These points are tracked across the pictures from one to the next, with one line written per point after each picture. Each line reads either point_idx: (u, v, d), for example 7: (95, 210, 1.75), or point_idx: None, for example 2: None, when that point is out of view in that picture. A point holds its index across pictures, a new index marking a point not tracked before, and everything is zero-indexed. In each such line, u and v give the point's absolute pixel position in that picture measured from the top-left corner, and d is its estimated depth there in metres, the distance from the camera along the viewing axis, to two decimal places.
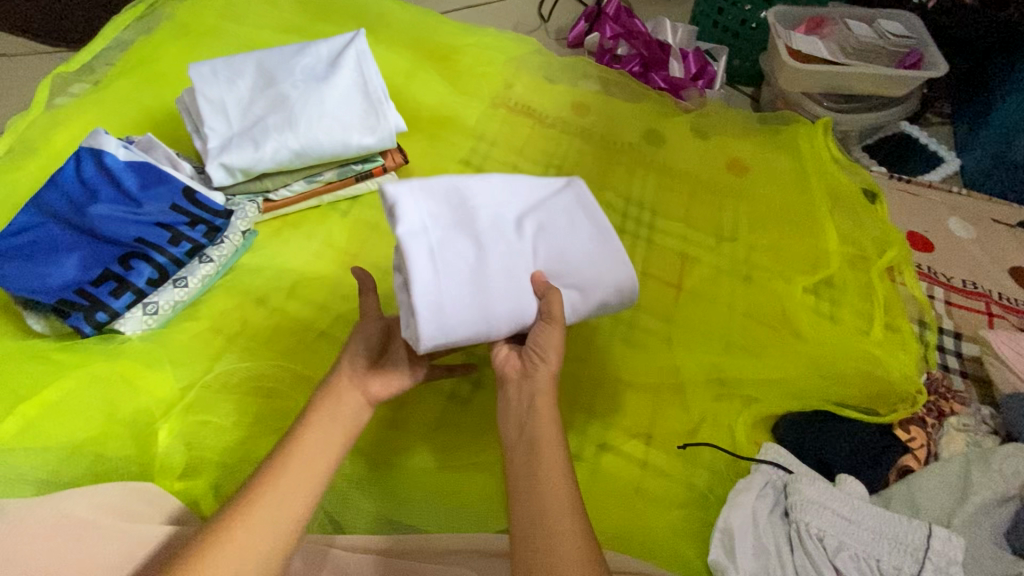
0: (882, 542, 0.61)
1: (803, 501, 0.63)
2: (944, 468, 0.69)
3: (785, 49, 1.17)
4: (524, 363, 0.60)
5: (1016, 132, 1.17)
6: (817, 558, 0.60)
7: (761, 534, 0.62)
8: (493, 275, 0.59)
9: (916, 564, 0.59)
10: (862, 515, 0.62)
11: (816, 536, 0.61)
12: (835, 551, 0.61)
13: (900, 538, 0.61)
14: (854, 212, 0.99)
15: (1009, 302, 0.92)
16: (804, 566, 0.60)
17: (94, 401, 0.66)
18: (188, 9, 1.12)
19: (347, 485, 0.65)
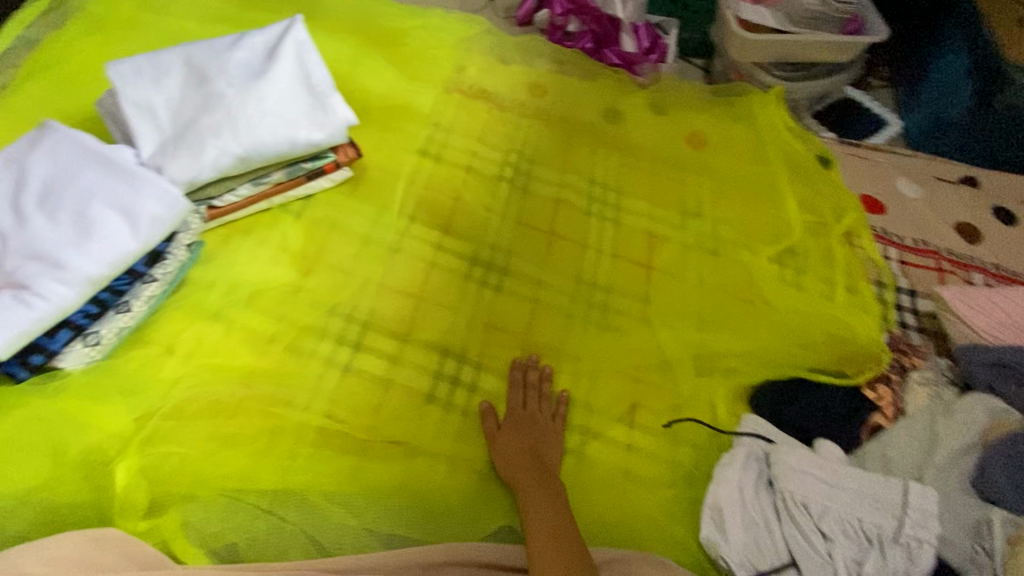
0: (862, 502, 0.62)
1: (783, 470, 0.64)
2: (911, 424, 0.72)
3: (734, 19, 1.18)
4: (508, 420, 0.71)
5: (952, 92, 1.23)
6: (803, 524, 0.61)
7: (747, 507, 0.63)
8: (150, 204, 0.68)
9: (896, 519, 0.60)
10: (842, 478, 0.63)
11: (799, 502, 0.62)
12: (820, 517, 0.61)
13: (879, 496, 0.62)
14: (809, 180, 1.01)
15: (956, 257, 0.97)
16: (792, 534, 0.61)
17: (39, 442, 0.60)
18: (100, 0, 1.02)
19: (330, 502, 0.62)
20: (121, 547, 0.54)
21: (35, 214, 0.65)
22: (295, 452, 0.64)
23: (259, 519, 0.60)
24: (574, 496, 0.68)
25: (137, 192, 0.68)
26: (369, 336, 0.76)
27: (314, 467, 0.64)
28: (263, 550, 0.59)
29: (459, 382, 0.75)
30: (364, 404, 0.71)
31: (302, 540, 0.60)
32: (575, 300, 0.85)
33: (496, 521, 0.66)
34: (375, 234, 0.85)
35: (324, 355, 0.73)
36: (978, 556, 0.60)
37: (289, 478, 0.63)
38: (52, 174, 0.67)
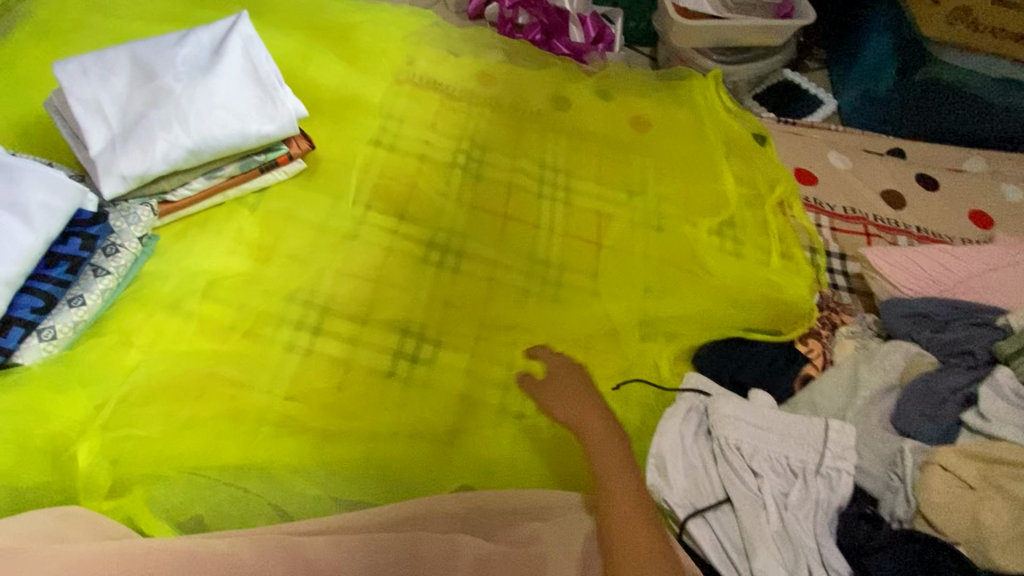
0: (789, 442, 0.67)
1: (719, 417, 0.69)
2: (837, 372, 0.77)
3: (672, 7, 1.23)
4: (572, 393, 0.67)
5: (880, 70, 1.28)
6: (737, 465, 0.66)
7: (686, 453, 0.68)
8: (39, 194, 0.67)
9: (818, 454, 0.66)
10: (771, 422, 0.68)
11: (732, 446, 0.68)
12: (752, 457, 0.67)
13: (805, 435, 0.67)
14: (746, 156, 1.07)
15: (883, 222, 1.04)
16: (727, 475, 0.66)
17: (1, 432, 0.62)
18: (45, 5, 1.02)
19: (293, 475, 0.65)
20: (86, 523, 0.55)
21: None
22: (260, 427, 0.67)
23: (224, 492, 0.62)
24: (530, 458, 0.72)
25: (21, 187, 0.67)
26: (328, 319, 0.79)
27: (277, 443, 0.67)
28: (229, 520, 0.61)
29: (417, 359, 0.78)
30: (325, 383, 0.73)
31: (267, 511, 0.62)
32: (529, 278, 0.89)
33: (455, 481, 0.68)
34: (331, 222, 0.88)
35: (283, 339, 0.76)
36: (893, 483, 0.63)
37: (252, 454, 0.65)
38: None
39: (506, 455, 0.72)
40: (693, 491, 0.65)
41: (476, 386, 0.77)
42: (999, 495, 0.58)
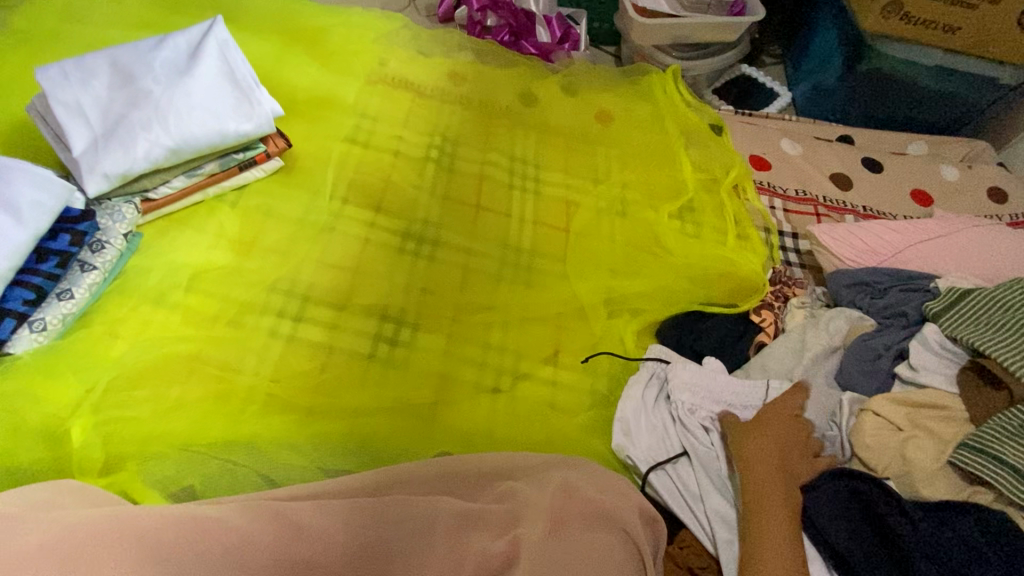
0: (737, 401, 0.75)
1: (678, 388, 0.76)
2: (786, 338, 0.82)
3: (631, 7, 1.29)
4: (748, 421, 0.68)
5: (827, 63, 1.36)
6: (690, 424, 0.73)
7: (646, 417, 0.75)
8: (27, 189, 0.71)
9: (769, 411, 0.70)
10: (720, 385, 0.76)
11: (687, 412, 0.74)
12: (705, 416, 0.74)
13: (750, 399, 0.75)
14: (703, 145, 1.13)
15: (832, 203, 1.11)
16: (683, 433, 0.73)
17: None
18: (20, 14, 1.04)
19: (282, 446, 0.69)
20: (82, 495, 0.59)
21: None
22: (248, 403, 0.71)
23: (215, 464, 0.66)
24: (505, 427, 0.77)
25: (7, 184, 0.70)
26: (309, 307, 0.82)
27: (263, 419, 0.70)
28: (219, 489, 0.65)
29: (396, 341, 0.82)
30: (308, 365, 0.77)
31: (256, 483, 0.65)
32: (502, 264, 0.93)
33: (435, 448, 0.73)
34: (310, 216, 0.92)
35: (266, 326, 0.79)
36: (831, 431, 0.69)
37: (240, 431, 0.69)
38: None
39: (482, 426, 0.76)
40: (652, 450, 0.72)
41: (453, 364, 0.81)
42: (922, 434, 0.64)
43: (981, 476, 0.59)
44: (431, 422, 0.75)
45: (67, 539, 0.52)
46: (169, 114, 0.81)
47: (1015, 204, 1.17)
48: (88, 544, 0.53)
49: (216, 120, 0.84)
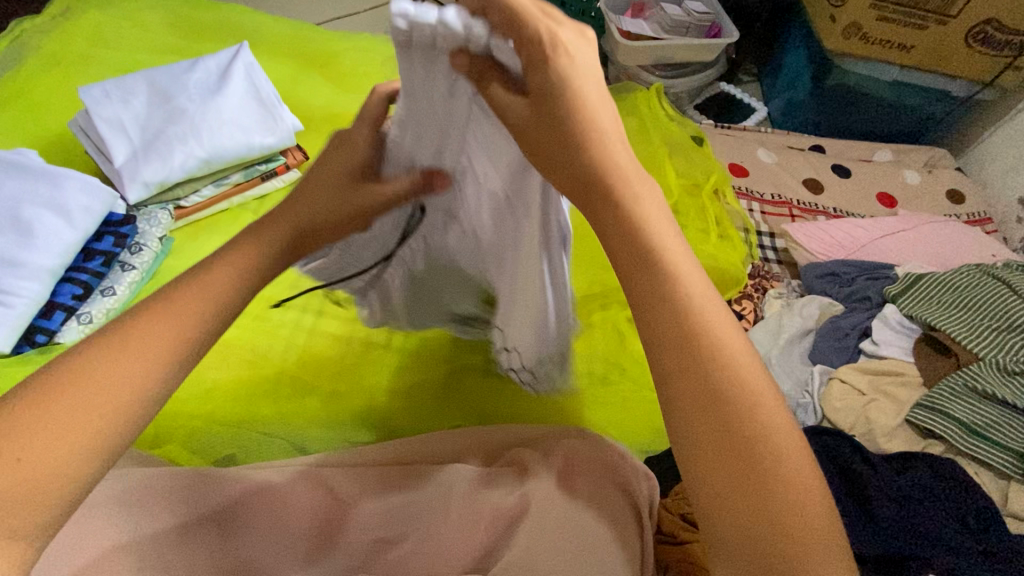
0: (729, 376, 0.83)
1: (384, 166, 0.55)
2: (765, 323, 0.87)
3: (617, 31, 1.40)
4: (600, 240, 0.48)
5: (798, 81, 1.48)
6: None
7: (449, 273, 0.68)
8: (76, 195, 0.80)
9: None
10: None
11: (432, 145, 0.53)
12: None
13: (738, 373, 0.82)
14: (686, 154, 1.23)
15: (805, 206, 1.22)
16: None
17: None
18: (54, 40, 1.13)
19: (312, 421, 0.76)
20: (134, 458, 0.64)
21: None
22: (279, 388, 0.78)
23: (255, 435, 0.73)
24: (514, 406, 0.82)
25: (59, 191, 0.79)
26: (328, 302, 0.89)
27: (292, 398, 0.78)
28: (257, 456, 0.71)
29: (409, 332, 0.88)
30: (331, 353, 0.84)
31: (287, 451, 0.72)
32: None
33: (452, 420, 0.80)
34: None
35: (290, 319, 0.86)
36: (804, 401, 0.78)
37: (275, 409, 0.76)
38: None
39: (493, 405, 0.82)
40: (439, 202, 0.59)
41: (463, 351, 0.85)
42: (884, 398, 0.74)
43: (934, 430, 0.68)
44: (445, 403, 0.81)
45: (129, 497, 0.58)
46: (202, 128, 0.90)
47: (971, 205, 1.27)
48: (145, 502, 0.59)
49: (244, 133, 0.93)
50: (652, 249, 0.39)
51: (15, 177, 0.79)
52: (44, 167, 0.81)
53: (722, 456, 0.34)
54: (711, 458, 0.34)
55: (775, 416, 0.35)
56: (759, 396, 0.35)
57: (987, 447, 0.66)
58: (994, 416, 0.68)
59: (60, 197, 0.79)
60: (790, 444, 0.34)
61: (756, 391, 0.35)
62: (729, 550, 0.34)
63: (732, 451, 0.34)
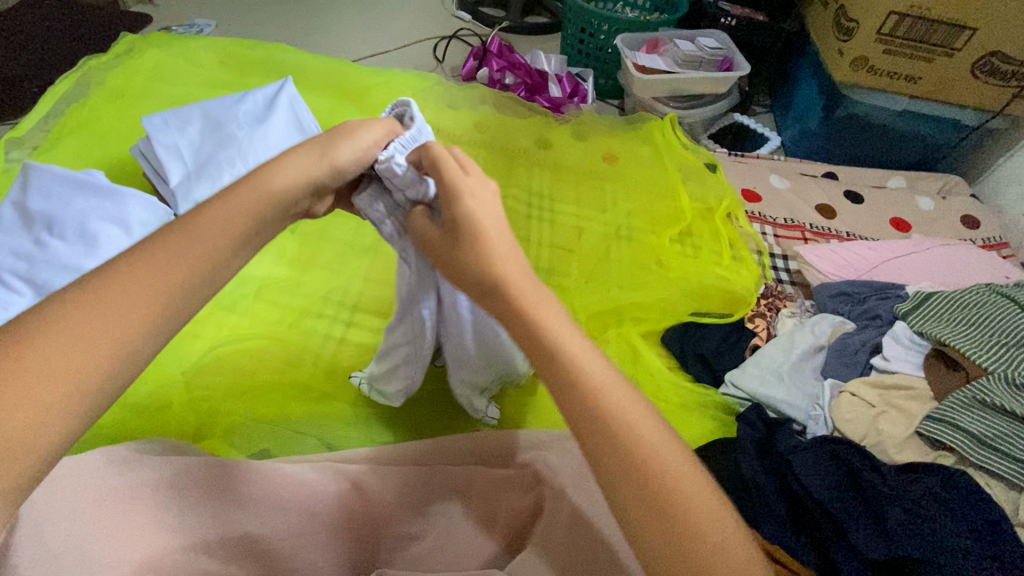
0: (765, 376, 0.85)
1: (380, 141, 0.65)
2: (778, 339, 0.89)
3: (632, 66, 1.43)
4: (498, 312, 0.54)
5: (808, 111, 1.52)
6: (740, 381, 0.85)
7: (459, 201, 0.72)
8: (134, 209, 0.87)
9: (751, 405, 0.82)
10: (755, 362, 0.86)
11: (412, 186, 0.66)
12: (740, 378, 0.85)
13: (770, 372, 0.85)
14: (698, 179, 1.24)
15: (818, 229, 1.25)
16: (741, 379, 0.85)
17: None
18: (117, 76, 1.25)
19: (338, 422, 0.81)
20: (166, 452, 0.66)
21: (51, 237, 0.82)
22: (309, 389, 0.83)
23: (289, 433, 0.78)
24: (530, 414, 0.86)
25: (123, 206, 0.87)
26: (357, 313, 0.94)
27: (322, 400, 0.83)
28: (286, 449, 0.76)
29: None
30: (358, 359, 0.88)
31: (318, 448, 0.77)
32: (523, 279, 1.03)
33: (469, 422, 0.84)
34: (358, 239, 1.04)
35: (321, 329, 0.91)
36: (816, 413, 0.81)
37: (306, 413, 0.81)
38: (52, 206, 0.84)
39: (508, 413, 0.86)
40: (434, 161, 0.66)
41: None
42: (893, 410, 0.78)
43: (944, 441, 0.72)
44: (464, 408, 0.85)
45: (171, 485, 0.59)
46: (248, 153, 0.98)
47: (987, 229, 1.28)
48: (185, 489, 0.59)
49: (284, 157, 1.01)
50: (555, 350, 0.48)
51: (86, 193, 0.87)
52: (107, 185, 0.89)
53: (637, 508, 0.42)
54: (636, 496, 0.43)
55: (677, 467, 0.43)
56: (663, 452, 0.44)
57: (995, 457, 0.70)
58: (1004, 427, 0.71)
59: (121, 211, 0.86)
60: (705, 501, 0.43)
61: (658, 449, 0.44)
62: (649, 564, 0.42)
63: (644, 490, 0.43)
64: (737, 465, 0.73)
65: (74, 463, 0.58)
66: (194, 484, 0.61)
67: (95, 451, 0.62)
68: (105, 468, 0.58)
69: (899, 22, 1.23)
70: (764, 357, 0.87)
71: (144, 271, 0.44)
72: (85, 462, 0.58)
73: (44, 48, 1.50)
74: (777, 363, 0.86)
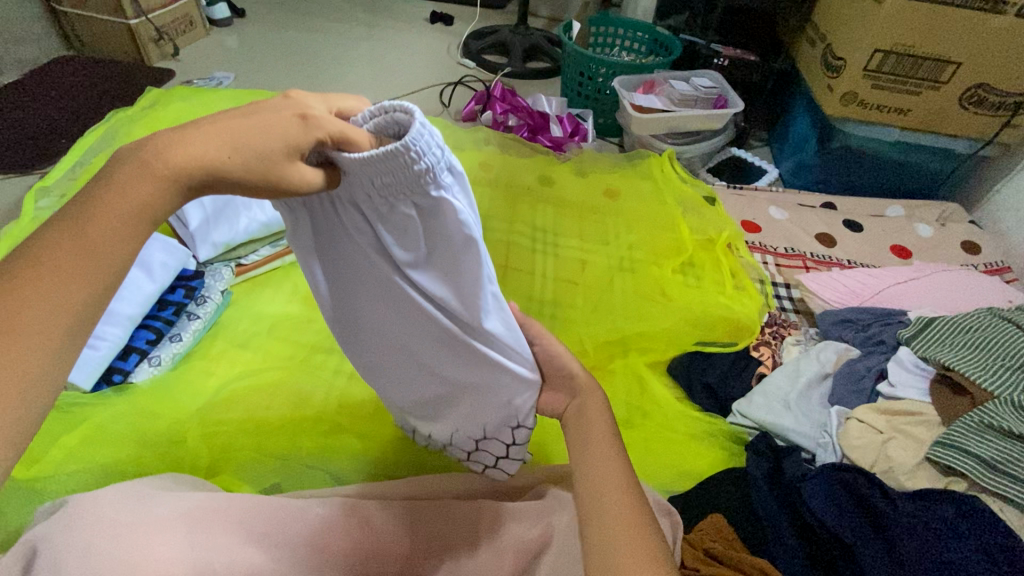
0: (777, 403, 0.85)
1: (343, 155, 0.48)
2: (784, 368, 0.90)
3: (630, 105, 1.49)
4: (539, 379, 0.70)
5: (804, 144, 1.57)
6: (753, 404, 0.85)
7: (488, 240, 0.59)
8: (158, 253, 0.91)
9: (760, 434, 0.82)
10: (767, 388, 0.87)
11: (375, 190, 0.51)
12: (751, 404, 0.86)
13: (782, 399, 0.86)
14: (698, 211, 1.27)
15: (819, 257, 1.26)
16: (756, 402, 0.85)
17: (128, 429, 0.79)
18: (142, 126, 1.32)
19: (349, 458, 0.82)
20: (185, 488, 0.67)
21: None
22: (321, 423, 0.84)
23: (305, 469, 0.80)
24: (538, 447, 0.86)
25: (146, 249, 0.90)
26: None
27: (334, 432, 0.84)
28: (299, 483, 0.78)
29: None
30: (367, 394, 0.89)
31: (328, 482, 0.79)
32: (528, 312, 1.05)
33: None
34: None
35: (332, 364, 0.92)
36: (824, 440, 0.81)
37: (317, 450, 0.82)
38: None
39: None
40: (422, 205, 0.52)
41: None
42: (902, 436, 0.78)
43: (954, 467, 0.72)
44: None
45: (191, 516, 0.59)
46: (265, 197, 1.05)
47: (988, 255, 1.29)
48: (203, 520, 0.60)
49: None
50: None
51: None
52: None
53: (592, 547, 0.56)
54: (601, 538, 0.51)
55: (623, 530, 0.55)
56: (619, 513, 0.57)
57: (1005, 481, 0.70)
58: (1013, 452, 0.71)
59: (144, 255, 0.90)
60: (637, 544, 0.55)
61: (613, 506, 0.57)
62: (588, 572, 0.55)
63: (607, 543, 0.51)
64: (749, 500, 0.72)
65: (100, 497, 0.59)
66: (213, 515, 0.61)
67: (119, 486, 0.63)
68: (128, 501, 0.59)
69: (884, 59, 1.28)
70: (778, 384, 0.87)
71: (61, 282, 0.37)
72: (110, 496, 0.59)
73: (74, 102, 1.60)
74: (788, 389, 0.86)
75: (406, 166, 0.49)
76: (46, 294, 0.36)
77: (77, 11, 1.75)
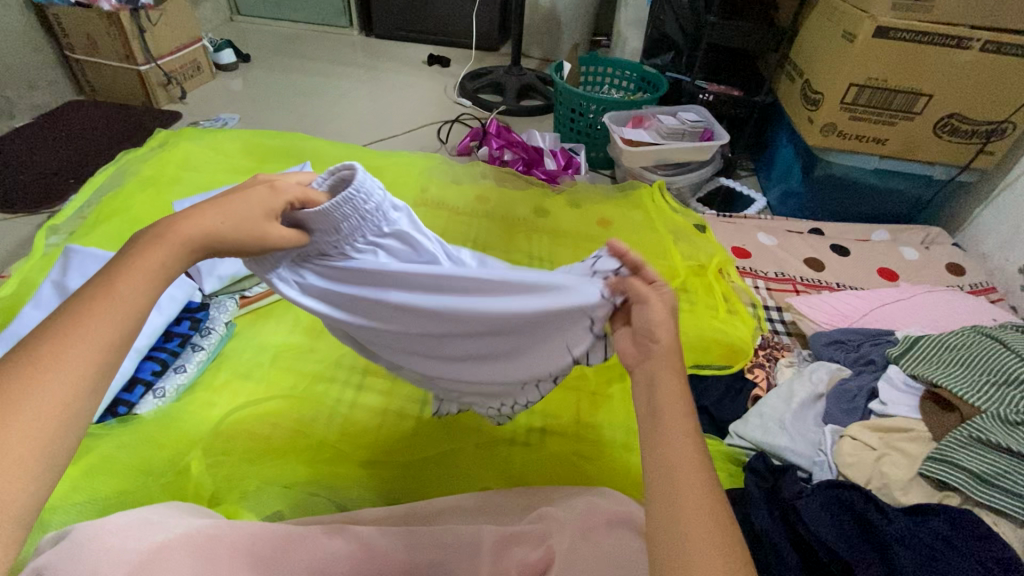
0: (774, 425, 0.86)
1: (306, 211, 0.62)
2: (778, 390, 0.91)
3: (620, 139, 1.55)
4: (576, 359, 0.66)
5: (790, 174, 1.64)
6: (750, 423, 0.86)
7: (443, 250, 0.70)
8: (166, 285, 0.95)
9: (758, 454, 0.82)
10: (763, 410, 0.88)
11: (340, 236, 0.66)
12: (746, 424, 0.87)
13: (778, 420, 0.87)
14: (690, 239, 1.31)
15: (808, 281, 1.30)
16: (752, 422, 0.87)
17: (132, 458, 0.80)
18: (151, 165, 1.37)
19: (350, 483, 0.83)
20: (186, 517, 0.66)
21: None
22: (322, 449, 0.86)
23: (306, 497, 0.80)
24: (536, 472, 0.87)
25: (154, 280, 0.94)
26: (368, 377, 0.98)
27: (335, 458, 0.85)
28: (296, 511, 0.78)
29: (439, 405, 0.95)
30: (371, 425, 0.91)
31: (330, 509, 0.79)
32: None
33: (476, 481, 0.85)
34: None
35: (332, 394, 0.94)
36: (818, 459, 0.83)
37: (318, 478, 0.82)
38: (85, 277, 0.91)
39: (517, 474, 0.86)
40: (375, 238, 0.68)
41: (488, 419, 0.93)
42: (895, 452, 0.80)
43: (947, 482, 0.73)
44: (471, 468, 0.87)
45: (192, 543, 0.59)
46: None
47: (972, 276, 1.33)
48: (205, 546, 0.59)
49: None
50: None
51: None
52: None
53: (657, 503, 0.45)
54: (667, 501, 0.45)
55: (694, 477, 0.45)
56: (689, 464, 0.46)
57: (997, 494, 0.71)
58: (1003, 464, 0.73)
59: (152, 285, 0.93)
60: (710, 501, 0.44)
61: (692, 458, 0.46)
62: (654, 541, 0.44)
63: (695, 492, 0.44)
64: (747, 519, 0.72)
65: (104, 527, 0.59)
66: (214, 541, 0.61)
67: (123, 513, 0.63)
68: (129, 531, 0.58)
69: (859, 93, 1.36)
70: (772, 407, 0.88)
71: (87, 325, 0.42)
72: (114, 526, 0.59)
73: (84, 144, 1.65)
74: (782, 411, 0.88)
75: (355, 208, 0.65)
76: (83, 333, 0.41)
77: (89, 59, 1.83)
